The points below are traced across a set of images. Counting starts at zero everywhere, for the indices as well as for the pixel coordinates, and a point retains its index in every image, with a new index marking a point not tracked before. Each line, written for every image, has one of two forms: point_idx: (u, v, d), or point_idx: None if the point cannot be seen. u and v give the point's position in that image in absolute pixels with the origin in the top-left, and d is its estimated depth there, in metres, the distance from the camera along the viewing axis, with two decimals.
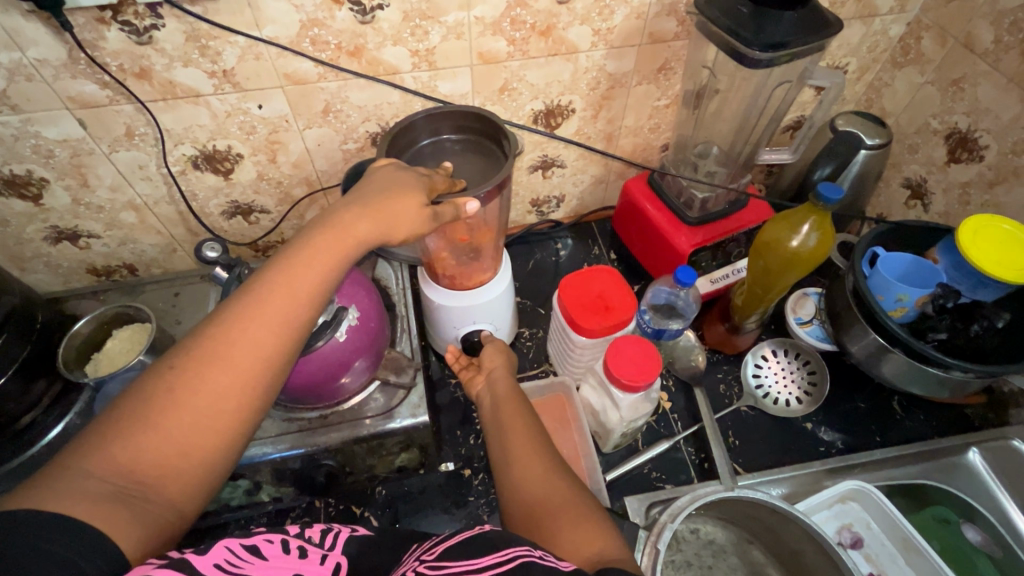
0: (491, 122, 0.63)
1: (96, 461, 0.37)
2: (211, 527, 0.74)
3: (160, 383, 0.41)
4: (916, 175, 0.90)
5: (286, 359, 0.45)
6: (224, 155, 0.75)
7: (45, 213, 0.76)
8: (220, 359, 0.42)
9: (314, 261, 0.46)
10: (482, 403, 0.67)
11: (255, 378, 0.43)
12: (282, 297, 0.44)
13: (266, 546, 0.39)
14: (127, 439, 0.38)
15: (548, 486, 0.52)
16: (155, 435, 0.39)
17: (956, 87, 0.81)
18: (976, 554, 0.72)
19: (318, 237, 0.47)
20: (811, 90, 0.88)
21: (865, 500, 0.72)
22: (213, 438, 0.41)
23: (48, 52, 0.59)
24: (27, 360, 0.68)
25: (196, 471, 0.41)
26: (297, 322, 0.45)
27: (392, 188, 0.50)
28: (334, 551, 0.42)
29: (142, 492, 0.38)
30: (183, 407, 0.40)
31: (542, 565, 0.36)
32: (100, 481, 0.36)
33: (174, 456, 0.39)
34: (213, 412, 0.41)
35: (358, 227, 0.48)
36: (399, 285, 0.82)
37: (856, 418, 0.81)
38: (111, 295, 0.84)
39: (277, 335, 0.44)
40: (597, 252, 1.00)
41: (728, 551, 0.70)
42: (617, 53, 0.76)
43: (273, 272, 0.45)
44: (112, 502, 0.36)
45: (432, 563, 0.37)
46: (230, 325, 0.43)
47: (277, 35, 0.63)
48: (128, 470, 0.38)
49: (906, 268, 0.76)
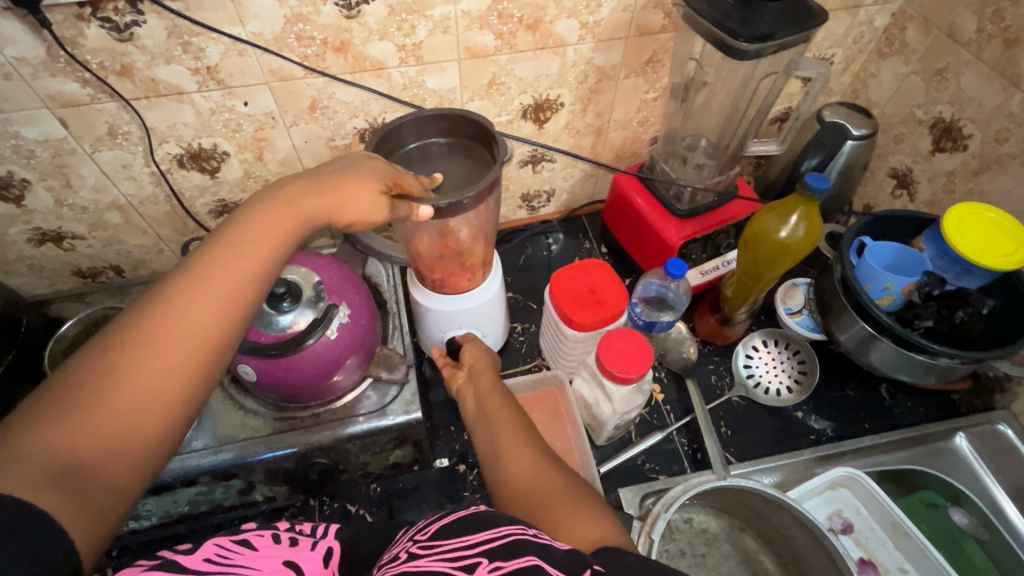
0: (480, 125, 0.63)
1: (27, 442, 0.33)
2: (205, 528, 0.74)
3: (92, 364, 0.37)
4: (901, 164, 0.91)
5: (232, 337, 0.43)
6: (210, 153, 0.74)
7: (27, 215, 0.74)
8: (161, 334, 0.39)
9: (260, 238, 0.44)
10: (464, 398, 0.68)
11: (203, 354, 0.41)
12: (229, 273, 0.42)
13: (257, 539, 0.42)
14: (61, 424, 0.35)
15: (540, 476, 0.52)
16: (94, 414, 0.36)
17: (940, 77, 0.81)
18: (962, 537, 0.75)
19: (264, 214, 0.45)
20: (798, 81, 0.89)
21: (856, 487, 0.73)
22: (159, 417, 0.39)
23: (26, 50, 0.58)
24: (13, 363, 0.67)
25: (142, 454, 0.38)
26: (243, 298, 0.43)
27: (348, 174, 0.50)
28: (324, 537, 0.46)
29: (84, 473, 0.35)
30: (121, 388, 0.37)
31: (536, 542, 0.36)
32: (35, 464, 0.33)
33: (114, 436, 0.37)
34: (154, 387, 0.38)
35: (304, 205, 0.47)
36: (390, 282, 0.81)
37: (845, 406, 0.82)
38: (97, 296, 0.83)
39: (223, 312, 0.42)
40: (588, 246, 1.01)
41: (722, 539, 0.71)
42: (604, 46, 0.76)
43: (217, 247, 0.43)
44: (50, 487, 0.33)
45: (425, 543, 0.38)
46: (170, 299, 0.40)
47: (261, 31, 0.62)
48: (65, 452, 0.34)
49: (893, 257, 0.76)
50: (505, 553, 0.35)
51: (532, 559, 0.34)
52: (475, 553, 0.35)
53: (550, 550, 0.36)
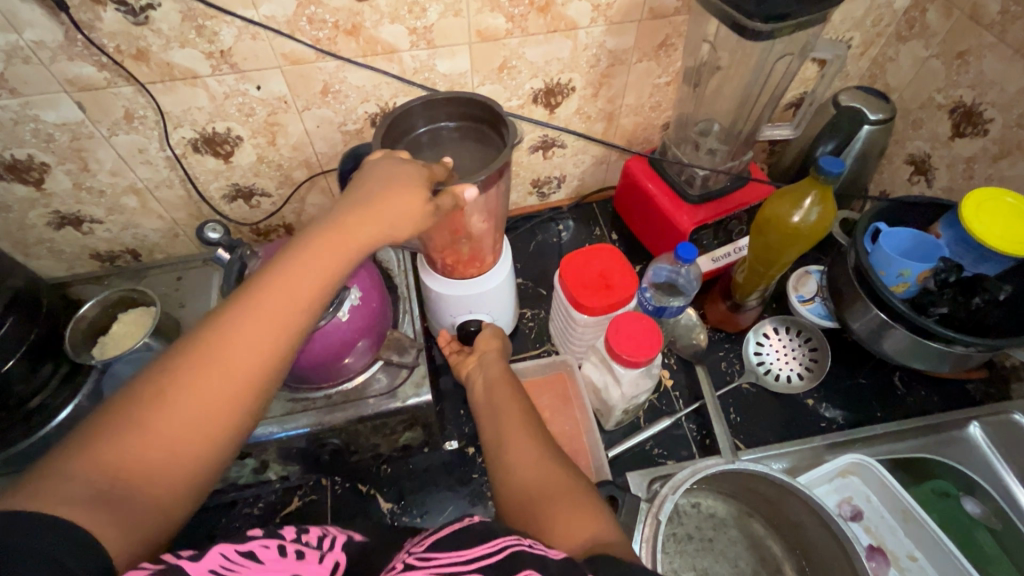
0: (489, 108, 0.63)
1: (83, 462, 0.35)
2: (220, 506, 0.75)
3: (151, 383, 0.39)
4: (919, 150, 0.89)
5: (282, 364, 0.43)
6: (224, 137, 0.75)
7: (47, 198, 0.76)
8: (214, 358, 0.40)
9: (314, 265, 0.44)
10: (473, 384, 0.70)
11: (253, 379, 0.41)
12: (281, 299, 0.42)
13: (263, 551, 0.37)
14: (115, 439, 0.37)
15: (541, 473, 0.52)
16: (146, 436, 0.37)
17: (961, 60, 0.80)
18: (974, 526, 0.74)
19: (320, 241, 0.45)
20: (813, 65, 0.87)
21: (865, 474, 0.72)
22: (207, 439, 0.39)
23: (45, 33, 0.59)
24: (36, 342, 0.68)
25: (188, 475, 0.39)
26: (296, 325, 0.43)
27: (398, 191, 0.49)
28: (333, 550, 0.41)
29: (132, 493, 0.36)
30: (173, 408, 0.38)
31: (533, 555, 0.37)
32: (88, 484, 0.35)
33: (163, 457, 0.38)
34: (203, 410, 0.39)
35: (358, 231, 0.46)
36: (400, 266, 0.82)
37: (856, 394, 0.81)
38: (113, 280, 0.86)
39: (275, 340, 0.42)
40: (598, 233, 1.00)
41: (729, 523, 0.72)
42: (617, 29, 0.75)
43: (274, 272, 0.43)
44: (99, 508, 0.34)
45: (420, 555, 0.37)
46: (224, 324, 0.41)
47: (273, 14, 0.62)
48: (117, 473, 0.36)
49: (910, 243, 0.75)
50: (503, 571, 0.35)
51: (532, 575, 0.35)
52: (471, 569, 0.35)
53: (545, 560, 0.36)
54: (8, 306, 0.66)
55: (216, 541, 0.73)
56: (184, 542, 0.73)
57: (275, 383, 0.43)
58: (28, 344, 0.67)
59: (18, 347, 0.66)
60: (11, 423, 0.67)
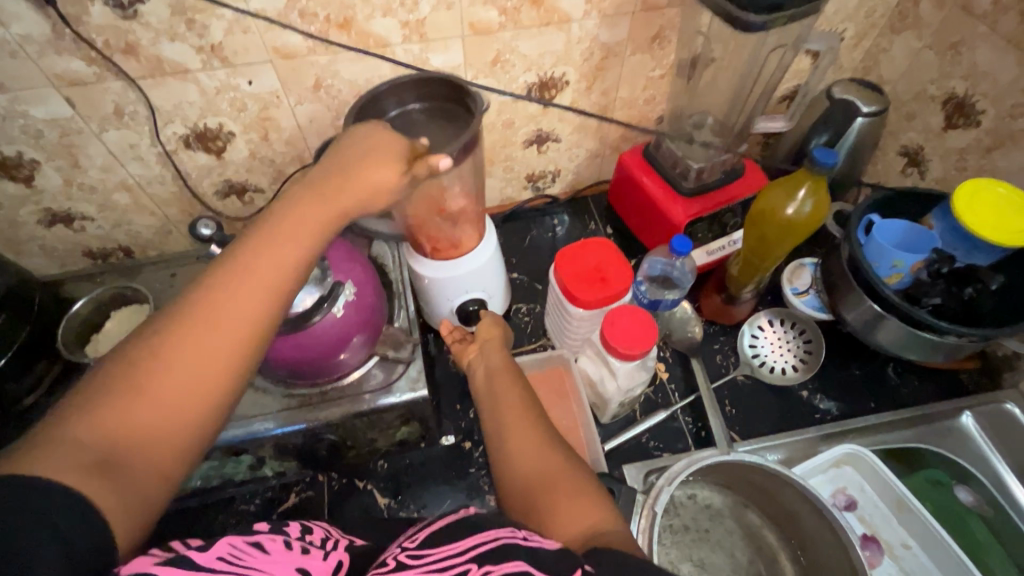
0: (456, 85, 0.63)
1: (80, 429, 0.36)
2: (217, 503, 0.75)
3: (141, 350, 0.39)
4: (913, 142, 0.89)
5: (269, 329, 0.44)
6: (215, 133, 0.74)
7: (37, 196, 0.75)
8: (205, 328, 0.41)
9: (299, 228, 0.45)
10: (474, 372, 0.69)
11: (244, 347, 0.42)
12: (266, 267, 0.43)
13: (270, 543, 0.38)
14: (109, 405, 0.37)
15: (542, 462, 0.52)
16: (139, 403, 0.38)
17: (954, 51, 0.80)
18: (968, 515, 0.74)
19: (301, 206, 0.46)
20: (807, 58, 0.87)
21: (860, 464, 0.72)
22: (199, 408, 0.40)
23: (33, 28, 0.58)
24: (28, 341, 0.68)
25: (183, 441, 0.39)
26: (280, 290, 0.44)
27: (371, 153, 0.50)
28: (335, 550, 0.42)
29: (127, 460, 0.36)
30: (165, 374, 0.39)
31: (522, 546, 0.37)
32: (85, 449, 0.35)
33: (159, 424, 0.38)
34: (196, 378, 0.40)
35: (335, 197, 0.47)
36: (395, 262, 0.82)
37: (850, 385, 0.82)
38: (107, 278, 0.84)
39: (262, 306, 0.43)
40: (594, 227, 1.00)
41: (725, 515, 0.72)
42: (610, 21, 0.75)
43: (252, 241, 0.44)
44: (95, 472, 0.34)
45: (414, 551, 0.37)
46: (213, 296, 0.42)
47: (264, 8, 0.62)
48: (113, 439, 0.36)
49: (903, 235, 0.76)
50: (497, 560, 0.35)
51: (522, 566, 0.35)
52: (463, 560, 0.36)
53: (539, 554, 0.36)
54: None
55: (214, 537, 0.73)
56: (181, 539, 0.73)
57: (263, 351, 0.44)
58: (20, 342, 0.67)
59: (10, 346, 0.66)
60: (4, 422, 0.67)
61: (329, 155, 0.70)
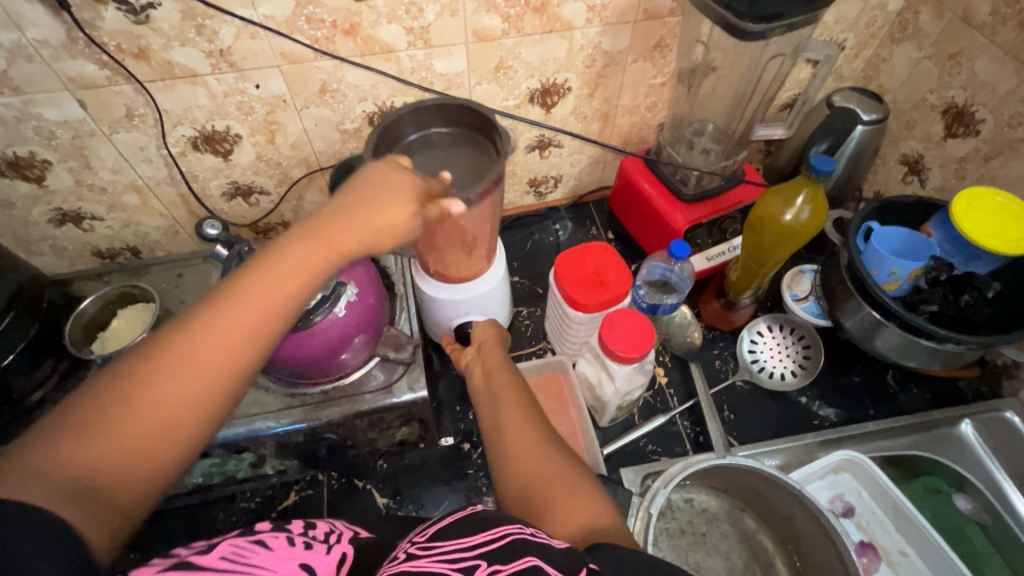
0: (482, 116, 0.64)
1: (55, 457, 0.35)
2: (218, 500, 0.76)
3: (124, 382, 0.39)
4: (912, 150, 0.90)
5: (254, 364, 0.44)
6: (223, 135, 0.75)
7: (49, 196, 0.77)
8: (191, 360, 0.40)
9: (297, 263, 0.45)
10: (472, 373, 0.70)
11: (227, 379, 0.42)
12: (260, 301, 0.43)
13: (272, 539, 0.39)
14: (87, 440, 0.36)
15: (537, 461, 0.53)
16: (117, 433, 0.37)
17: (953, 61, 0.80)
18: (967, 524, 0.74)
19: (302, 241, 0.46)
20: (807, 66, 0.88)
21: (857, 470, 0.73)
22: (177, 440, 0.40)
23: (47, 32, 0.60)
24: (36, 338, 0.69)
25: (158, 474, 0.39)
26: (271, 326, 0.44)
27: (385, 193, 0.50)
28: (338, 542, 0.43)
29: (100, 494, 0.36)
30: (147, 409, 0.38)
31: (533, 543, 0.37)
32: (59, 480, 0.34)
33: (135, 455, 0.38)
34: (178, 409, 0.40)
35: (343, 237, 0.48)
36: (398, 265, 0.83)
37: (849, 391, 0.82)
38: (115, 277, 0.86)
39: (250, 339, 0.43)
40: (595, 233, 1.01)
41: (721, 519, 0.72)
42: (612, 29, 0.76)
43: (251, 275, 0.44)
44: (68, 505, 0.34)
45: (423, 544, 0.38)
46: (201, 329, 0.41)
47: (272, 14, 0.63)
48: (89, 469, 0.36)
49: (902, 242, 0.76)
50: (505, 557, 0.36)
51: (534, 561, 0.36)
52: (473, 555, 0.36)
53: (549, 550, 0.37)
54: (10, 301, 0.66)
55: (214, 535, 0.74)
56: (182, 535, 0.74)
57: (246, 384, 0.44)
58: (29, 339, 0.68)
59: (19, 342, 0.67)
60: (12, 417, 0.68)
61: (340, 164, 0.73)
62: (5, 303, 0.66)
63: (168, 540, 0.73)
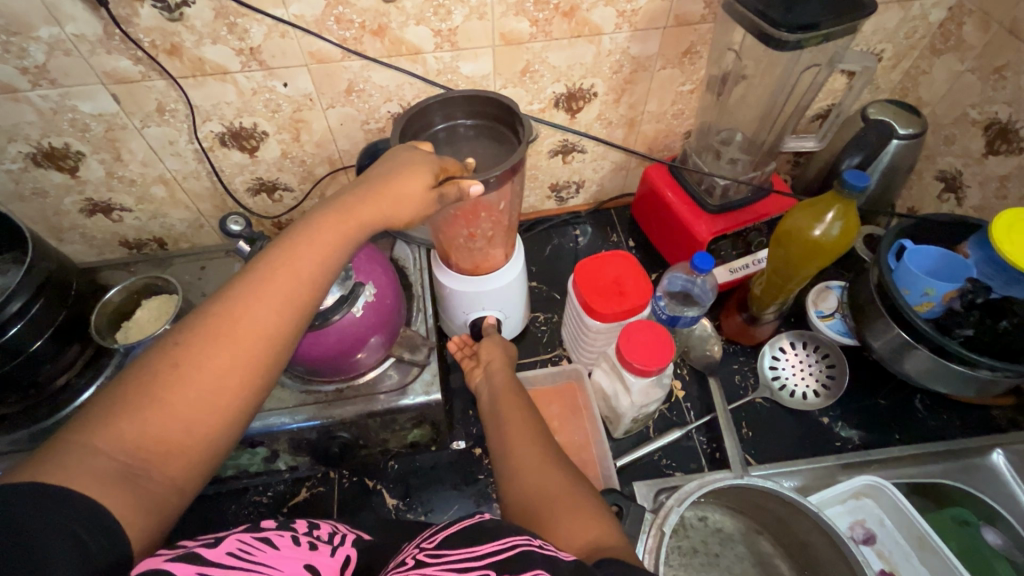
0: (506, 107, 0.62)
1: (103, 435, 0.37)
2: (231, 493, 0.77)
3: (164, 358, 0.40)
4: (951, 167, 0.87)
5: (287, 339, 0.45)
6: (250, 132, 0.76)
7: (81, 185, 0.79)
8: (225, 338, 0.42)
9: (319, 242, 0.46)
10: (480, 395, 0.70)
11: (262, 358, 0.43)
12: (286, 275, 0.44)
13: (278, 538, 0.39)
14: (134, 415, 0.38)
15: (543, 477, 0.53)
16: (160, 411, 0.39)
17: (999, 75, 0.77)
18: (993, 556, 0.69)
19: (324, 220, 0.47)
20: (842, 78, 0.86)
21: (881, 497, 0.70)
22: (217, 414, 0.41)
23: (85, 27, 0.61)
24: (63, 324, 0.70)
25: (200, 450, 0.41)
26: (299, 301, 0.45)
27: (400, 169, 0.51)
28: (343, 545, 0.43)
29: (145, 468, 0.38)
30: (186, 383, 0.40)
31: (542, 554, 0.36)
32: (107, 458, 0.36)
33: (177, 432, 0.39)
34: (215, 388, 0.41)
35: (362, 210, 0.48)
36: (416, 266, 0.83)
37: (874, 414, 0.80)
38: (141, 267, 0.87)
39: (279, 315, 0.44)
40: (616, 240, 1.00)
41: (735, 540, 0.70)
42: (641, 35, 0.75)
43: (277, 251, 0.45)
44: (114, 479, 0.36)
45: (432, 551, 0.38)
46: (234, 305, 0.43)
47: (302, 13, 0.64)
48: (135, 448, 0.38)
49: (937, 261, 0.74)
50: (515, 566, 0.35)
51: (540, 573, 0.34)
52: (481, 565, 0.36)
53: (554, 561, 0.36)
54: (41, 288, 0.67)
55: (225, 527, 0.74)
56: (194, 526, 0.75)
57: (281, 361, 0.45)
58: (57, 325, 0.69)
59: (47, 329, 0.68)
60: (38, 401, 0.70)
61: (365, 148, 0.74)
62: (35, 289, 0.66)
63: (181, 530, 0.74)
